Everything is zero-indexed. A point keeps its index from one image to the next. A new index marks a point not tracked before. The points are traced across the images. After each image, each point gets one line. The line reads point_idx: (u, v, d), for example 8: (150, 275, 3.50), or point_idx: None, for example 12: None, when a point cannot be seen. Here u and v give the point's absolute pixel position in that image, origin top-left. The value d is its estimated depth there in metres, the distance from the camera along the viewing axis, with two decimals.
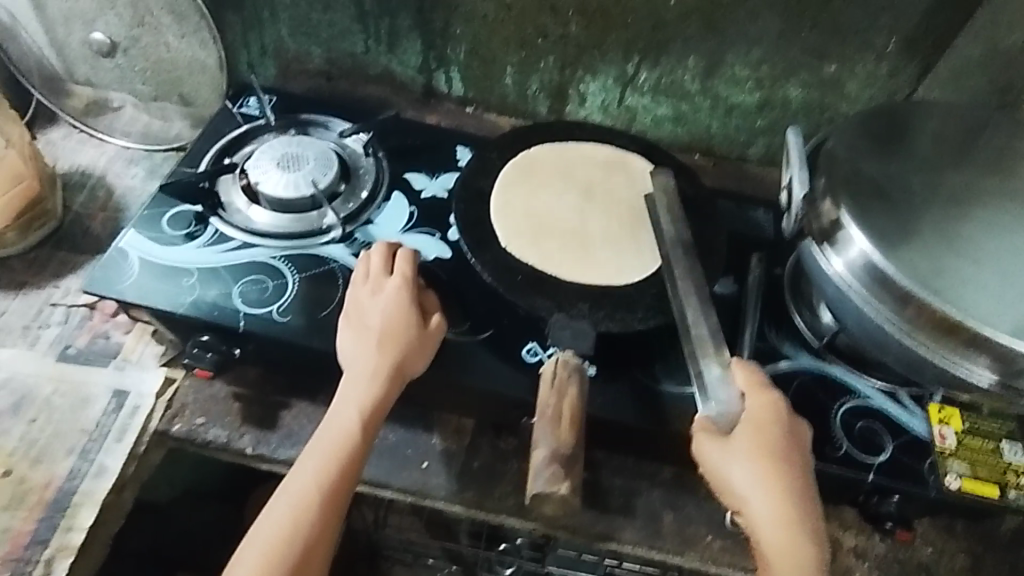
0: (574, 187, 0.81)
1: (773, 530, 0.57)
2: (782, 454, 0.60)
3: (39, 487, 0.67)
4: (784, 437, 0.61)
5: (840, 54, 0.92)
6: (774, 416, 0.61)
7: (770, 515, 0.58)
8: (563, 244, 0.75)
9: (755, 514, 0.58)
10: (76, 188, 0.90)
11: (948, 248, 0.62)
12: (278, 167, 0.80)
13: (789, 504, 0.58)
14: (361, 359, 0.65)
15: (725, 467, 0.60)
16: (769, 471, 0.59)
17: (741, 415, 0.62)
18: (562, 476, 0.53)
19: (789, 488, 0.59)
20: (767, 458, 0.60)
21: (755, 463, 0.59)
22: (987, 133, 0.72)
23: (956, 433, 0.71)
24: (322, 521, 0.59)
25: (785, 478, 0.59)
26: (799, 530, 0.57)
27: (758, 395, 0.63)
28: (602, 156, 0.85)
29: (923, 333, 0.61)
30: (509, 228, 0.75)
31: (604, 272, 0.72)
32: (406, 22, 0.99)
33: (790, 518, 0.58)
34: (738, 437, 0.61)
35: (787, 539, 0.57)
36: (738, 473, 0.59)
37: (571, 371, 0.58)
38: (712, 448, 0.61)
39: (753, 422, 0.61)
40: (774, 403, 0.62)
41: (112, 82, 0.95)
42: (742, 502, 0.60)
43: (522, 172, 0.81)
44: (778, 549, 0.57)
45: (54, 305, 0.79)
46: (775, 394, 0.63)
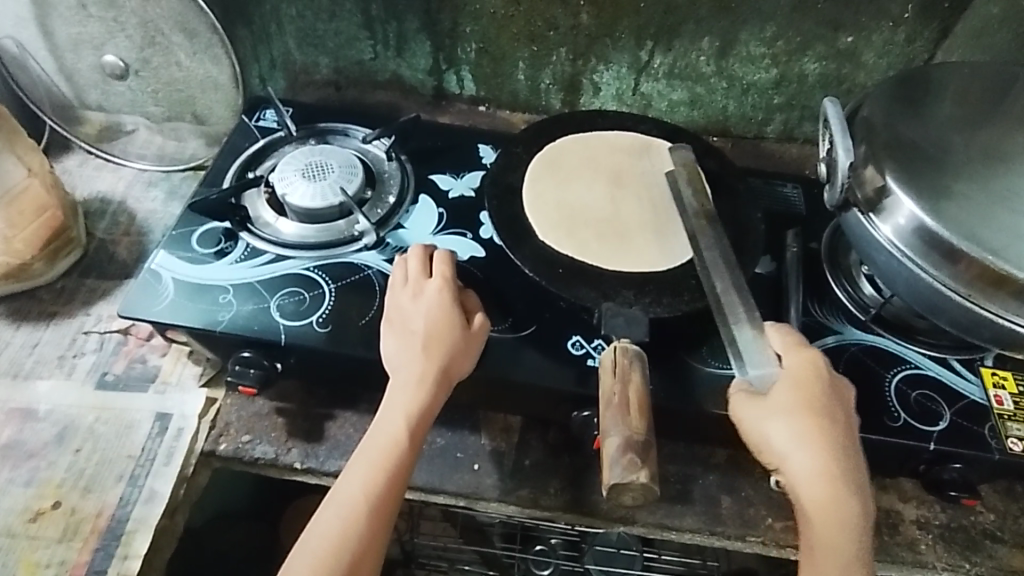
0: (604, 176, 0.80)
1: (815, 486, 0.55)
2: (824, 408, 0.58)
3: (92, 516, 0.66)
4: (826, 393, 0.59)
5: (856, 24, 0.91)
6: (813, 372, 0.60)
7: (812, 472, 0.56)
8: (599, 233, 0.74)
9: (796, 471, 0.56)
10: (96, 215, 0.89)
11: (1000, 204, 0.61)
12: (304, 178, 0.79)
13: (832, 459, 0.56)
14: (407, 363, 0.63)
15: (764, 425, 0.58)
16: (812, 427, 0.57)
17: (782, 374, 0.60)
18: (639, 463, 0.52)
19: (833, 444, 0.57)
20: (809, 414, 0.58)
21: (797, 419, 0.57)
22: (1020, 88, 0.71)
23: (1013, 396, 0.72)
24: (371, 531, 0.57)
25: (828, 433, 0.57)
26: (843, 486, 0.56)
27: (795, 353, 0.61)
28: (627, 142, 0.84)
29: (979, 292, 0.59)
30: (545, 221, 0.74)
31: (643, 258, 0.71)
32: (414, 24, 0.98)
33: (833, 473, 0.56)
34: (779, 394, 0.59)
35: (830, 494, 0.55)
36: (777, 431, 0.57)
37: (631, 358, 0.59)
38: (750, 408, 0.59)
39: (793, 378, 0.59)
40: (814, 361, 0.60)
41: (124, 106, 0.95)
42: (781, 460, 0.57)
43: (549, 164, 0.80)
44: (820, 504, 0.55)
45: (87, 333, 0.78)
46: (813, 353, 0.61)
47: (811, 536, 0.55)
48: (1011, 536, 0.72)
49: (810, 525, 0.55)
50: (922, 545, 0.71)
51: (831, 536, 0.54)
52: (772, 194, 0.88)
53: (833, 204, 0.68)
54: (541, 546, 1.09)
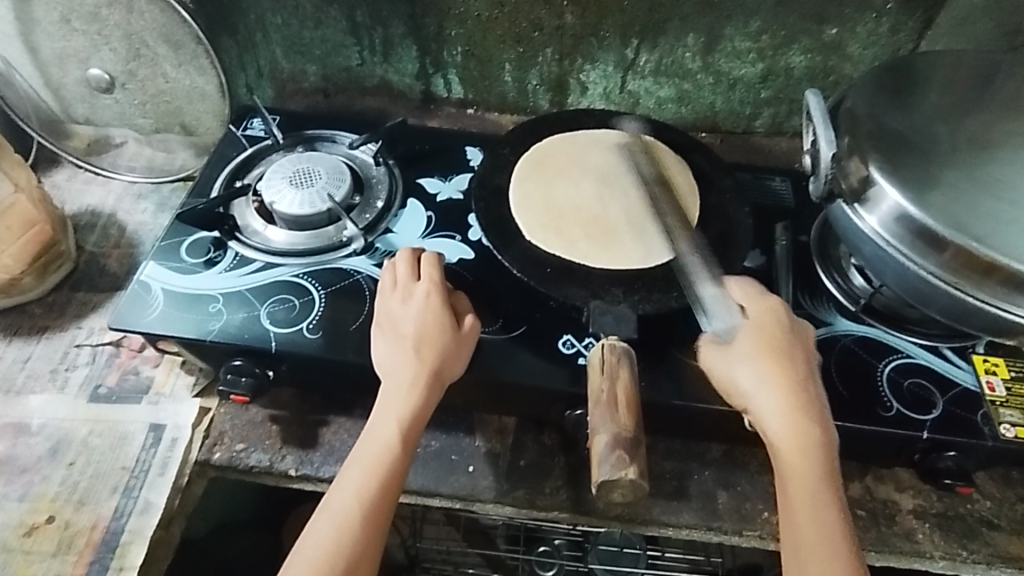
0: (593, 174, 0.80)
1: (780, 418, 0.58)
2: (785, 350, 0.61)
3: (87, 529, 0.66)
4: (786, 336, 0.63)
5: (839, 16, 0.91)
6: (771, 318, 0.64)
7: (777, 409, 0.59)
8: (588, 231, 0.74)
9: (761, 408, 0.59)
10: (87, 228, 0.90)
11: (984, 192, 0.61)
12: (292, 186, 0.79)
13: (795, 392, 0.59)
14: (398, 368, 0.63)
15: (729, 367, 0.61)
16: (773, 364, 0.60)
17: (744, 324, 0.64)
18: (628, 459, 0.52)
19: (795, 379, 0.60)
20: (770, 353, 0.61)
21: (759, 359, 0.61)
22: (1003, 75, 0.71)
23: (1005, 382, 0.72)
24: (366, 538, 0.56)
25: (790, 371, 0.60)
26: (806, 415, 0.58)
27: (754, 303, 0.65)
28: (615, 140, 0.84)
29: (967, 280, 0.59)
30: (531, 220, 0.74)
31: (633, 255, 0.71)
32: (400, 29, 0.98)
33: (797, 406, 0.58)
34: (741, 341, 0.63)
35: (795, 425, 0.58)
36: (741, 372, 0.61)
37: (619, 355, 0.59)
38: (716, 356, 0.63)
39: (754, 325, 0.63)
40: (772, 308, 0.65)
41: (111, 119, 0.94)
42: (749, 399, 0.60)
43: (537, 165, 0.80)
44: (787, 436, 0.57)
45: (79, 346, 0.79)
46: (772, 302, 0.65)
47: (783, 470, 0.57)
48: (1008, 522, 0.72)
49: (781, 457, 0.57)
50: (919, 535, 0.70)
51: (800, 466, 0.56)
52: (760, 187, 0.89)
53: (818, 196, 0.69)
54: (545, 547, 1.08)
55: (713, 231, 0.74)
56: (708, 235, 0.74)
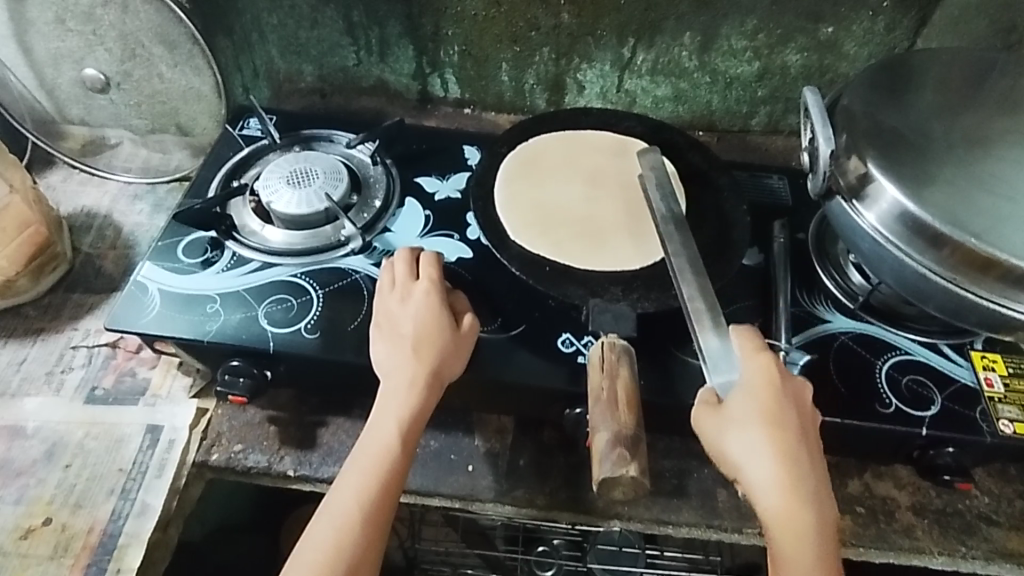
0: (580, 176, 0.80)
1: (774, 499, 0.54)
2: (781, 417, 0.57)
3: (83, 532, 0.65)
4: (783, 400, 0.58)
5: (835, 15, 0.91)
6: (769, 379, 0.58)
7: (772, 485, 0.55)
8: (575, 232, 0.74)
9: (755, 483, 0.55)
10: (82, 229, 0.89)
11: (981, 188, 0.61)
12: (289, 185, 0.78)
13: (790, 467, 0.55)
14: (397, 368, 0.63)
15: (722, 436, 0.57)
16: (769, 436, 0.56)
17: (740, 384, 0.59)
18: (629, 457, 0.52)
19: (790, 452, 0.56)
20: (766, 423, 0.56)
21: (755, 430, 0.56)
22: (998, 72, 0.71)
23: (1002, 378, 0.72)
24: (365, 539, 0.56)
25: (786, 442, 0.56)
26: (800, 494, 0.54)
27: (752, 358, 0.60)
28: (603, 142, 0.84)
29: (965, 276, 0.60)
30: (518, 221, 0.74)
31: (619, 256, 0.72)
32: (397, 29, 0.98)
33: (793, 485, 0.54)
34: (736, 405, 0.57)
35: (790, 506, 0.54)
36: (734, 443, 0.56)
37: (619, 353, 0.59)
38: (708, 421, 0.58)
39: (751, 388, 0.58)
40: (770, 367, 0.59)
41: (106, 120, 0.94)
42: (740, 471, 0.56)
43: (525, 164, 0.80)
44: (782, 516, 0.54)
45: (75, 348, 0.78)
46: (770, 358, 0.60)
47: (775, 552, 0.54)
48: (1006, 518, 0.72)
49: (772, 538, 0.54)
50: (918, 532, 0.70)
51: (792, 552, 0.53)
52: (758, 185, 0.89)
53: (816, 192, 0.69)
54: (543, 547, 1.08)
55: (710, 229, 0.75)
56: (705, 233, 0.74)
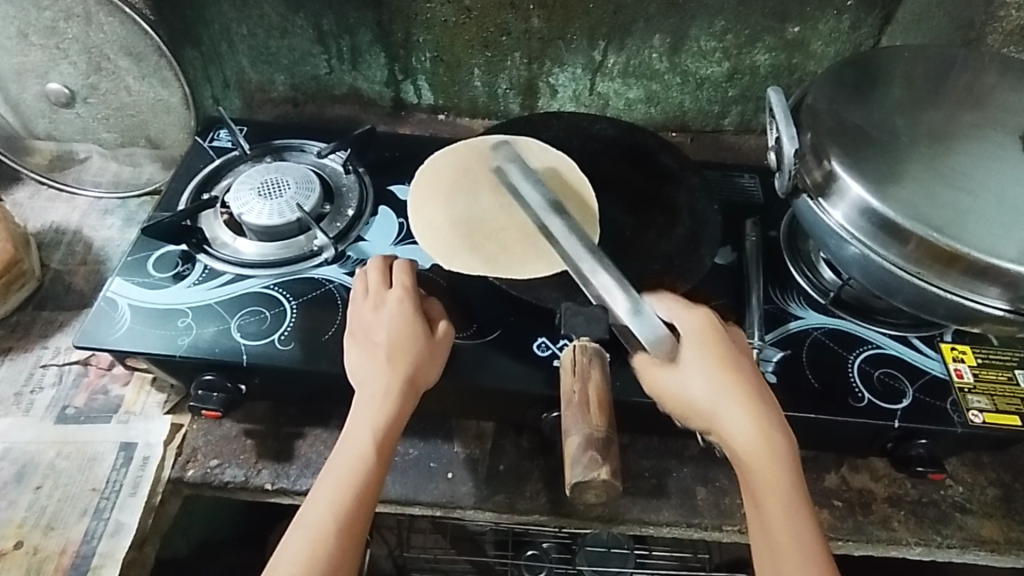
0: (513, 177, 0.79)
1: (742, 430, 0.57)
2: (733, 360, 0.61)
3: (56, 554, 0.64)
4: (726, 342, 0.62)
5: (801, 14, 0.92)
6: (711, 328, 0.63)
7: (737, 423, 0.58)
8: (502, 243, 0.73)
9: (724, 423, 0.58)
10: (52, 246, 0.88)
11: (942, 182, 0.62)
12: (260, 197, 0.78)
13: (749, 398, 0.59)
14: (371, 377, 0.63)
15: (680, 384, 0.60)
16: (721, 374, 0.60)
17: (681, 335, 0.63)
18: (600, 460, 0.52)
19: (745, 384, 0.60)
20: (716, 363, 0.60)
21: (708, 371, 0.60)
22: (958, 68, 0.72)
23: (972, 368, 0.73)
24: (341, 551, 0.55)
25: (739, 376, 0.60)
26: (765, 423, 0.58)
27: (688, 314, 0.64)
28: (496, 142, 0.82)
29: (929, 270, 0.60)
30: (444, 247, 0.74)
31: (549, 259, 0.71)
32: (367, 37, 0.97)
33: (755, 415, 0.58)
34: (685, 354, 0.61)
35: (760, 439, 0.57)
36: (695, 388, 0.59)
37: (591, 356, 0.59)
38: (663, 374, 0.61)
39: (696, 336, 0.62)
40: (706, 315, 0.64)
41: (75, 133, 0.93)
42: (705, 415, 0.59)
43: (458, 175, 0.80)
44: (754, 450, 0.57)
45: (45, 366, 0.77)
46: (703, 308, 0.65)
47: (752, 483, 0.56)
48: (979, 506, 0.73)
49: (749, 469, 0.57)
50: (895, 523, 0.71)
51: (768, 476, 0.56)
52: (730, 184, 0.90)
53: (782, 190, 0.68)
54: (533, 551, 1.08)
55: (682, 229, 0.75)
56: (676, 234, 0.75)
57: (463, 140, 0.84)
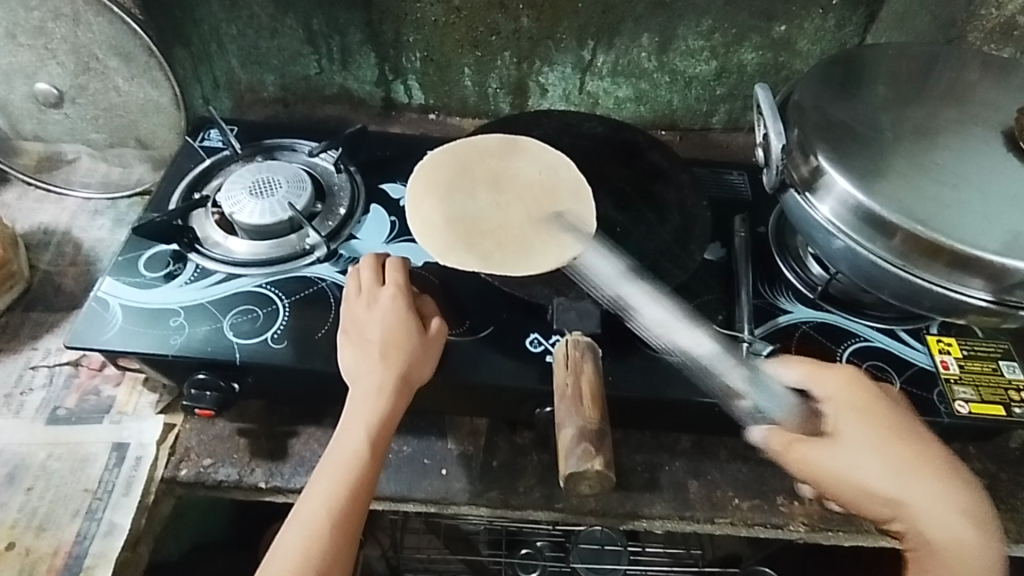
0: (510, 176, 0.79)
1: (929, 514, 0.60)
2: (899, 430, 0.63)
3: (48, 555, 0.64)
4: (887, 411, 0.64)
5: (787, 13, 0.94)
6: (866, 393, 0.64)
7: (935, 497, 0.61)
8: (500, 241, 0.74)
9: (899, 503, 0.61)
10: (41, 247, 0.87)
11: (925, 177, 0.63)
12: (251, 196, 0.78)
13: (921, 480, 0.61)
14: (365, 373, 0.63)
15: (844, 463, 0.61)
16: (886, 454, 0.61)
17: (834, 404, 0.65)
18: (593, 451, 0.52)
19: (917, 463, 0.61)
20: (885, 442, 0.62)
21: (873, 451, 0.61)
22: (940, 65, 0.74)
23: (957, 360, 0.74)
24: (337, 546, 0.56)
25: (909, 454, 0.61)
26: (942, 506, 0.60)
27: (834, 378, 0.65)
28: (494, 144, 0.82)
29: (914, 263, 0.62)
30: (441, 245, 0.74)
31: (546, 257, 0.72)
32: (357, 37, 0.98)
33: (930, 496, 0.60)
34: (844, 432, 0.63)
35: (960, 513, 0.60)
36: (865, 469, 0.61)
37: (583, 350, 0.60)
38: (821, 450, 0.62)
39: (854, 408, 0.64)
40: (857, 380, 0.65)
41: (62, 134, 0.92)
42: (872, 494, 0.61)
43: (455, 173, 0.80)
44: (954, 531, 0.59)
45: (35, 367, 0.76)
46: (848, 369, 0.66)
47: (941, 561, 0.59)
48: None
49: (934, 552, 0.59)
50: None
51: (963, 557, 0.58)
52: (718, 181, 0.91)
53: (770, 186, 0.70)
54: (527, 550, 1.08)
55: (672, 225, 0.76)
56: (667, 230, 0.76)
57: (458, 138, 0.83)
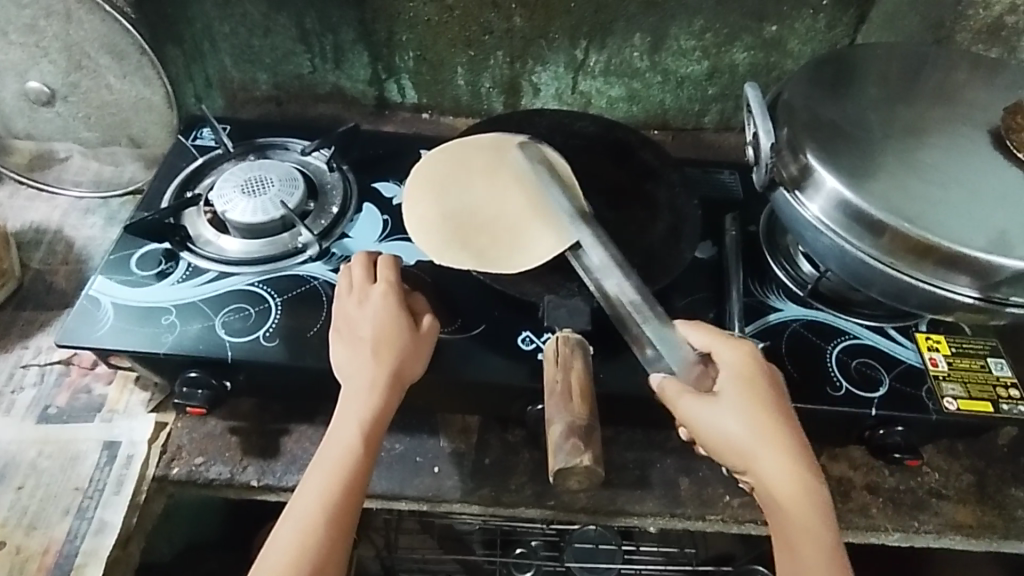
0: (504, 171, 0.80)
1: (785, 483, 0.56)
2: (772, 398, 0.59)
3: (39, 553, 0.64)
4: (769, 382, 0.60)
5: (778, 14, 0.94)
6: (753, 361, 0.61)
7: (783, 471, 0.56)
8: (493, 237, 0.74)
9: (761, 470, 0.56)
10: (32, 245, 0.87)
11: (913, 175, 0.64)
12: (243, 194, 0.78)
13: (791, 449, 0.57)
14: (357, 371, 0.63)
15: (718, 422, 0.58)
16: (762, 420, 0.57)
17: (725, 370, 0.60)
18: (583, 446, 0.53)
19: (785, 432, 0.58)
20: (758, 408, 0.58)
21: (747, 414, 0.58)
22: (928, 65, 0.74)
23: (946, 357, 0.75)
24: (329, 543, 0.56)
25: (779, 424, 0.58)
26: (808, 475, 0.56)
27: (727, 347, 0.62)
28: (487, 142, 0.83)
29: (902, 260, 0.62)
30: (435, 243, 0.75)
31: (539, 250, 0.72)
32: (350, 36, 0.98)
33: (796, 466, 0.56)
34: (723, 392, 0.59)
35: (795, 482, 0.56)
36: (732, 429, 0.57)
37: (573, 346, 0.60)
38: (699, 407, 0.58)
39: (738, 374, 0.60)
40: (750, 352, 0.61)
41: (54, 133, 0.93)
42: (745, 458, 0.57)
43: (450, 173, 0.81)
44: (793, 498, 0.55)
45: (26, 366, 0.76)
46: (745, 343, 0.62)
47: (786, 532, 0.55)
48: (954, 492, 0.75)
49: (783, 517, 0.56)
50: (873, 510, 0.73)
51: (804, 527, 0.55)
52: (710, 180, 0.92)
53: (760, 183, 0.70)
54: (521, 549, 1.08)
55: (663, 224, 0.77)
56: (658, 229, 0.76)
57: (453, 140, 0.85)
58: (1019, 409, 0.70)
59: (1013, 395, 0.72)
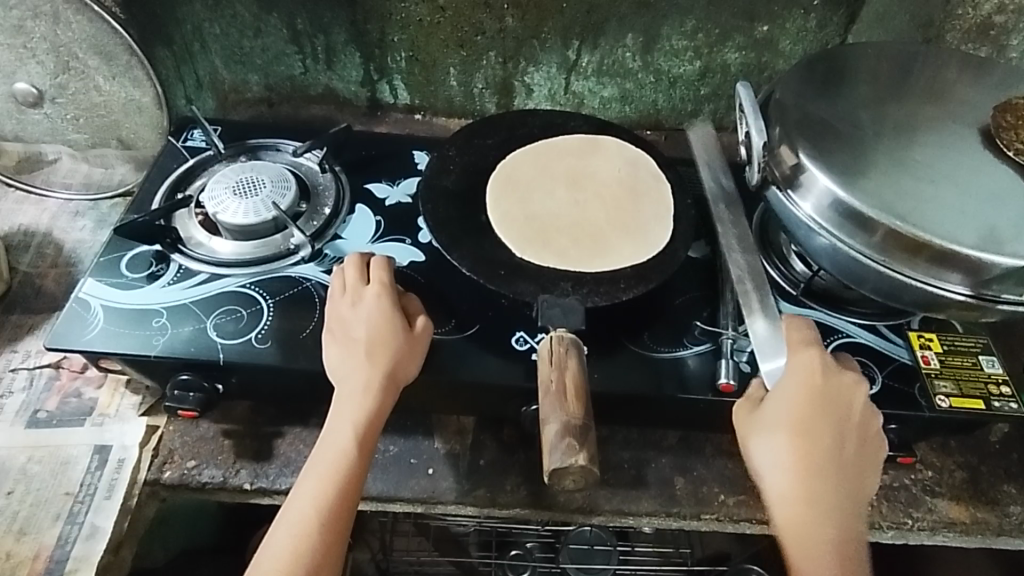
0: (566, 179, 0.82)
1: (786, 509, 0.60)
2: (809, 424, 0.60)
3: (29, 559, 0.63)
4: (813, 406, 0.61)
5: (769, 14, 0.95)
6: (803, 384, 0.61)
7: (788, 496, 0.60)
8: (573, 238, 0.75)
9: (772, 492, 0.61)
10: (20, 249, 0.86)
11: (904, 173, 0.64)
12: (234, 195, 0.77)
13: (804, 478, 0.60)
14: (351, 372, 0.63)
15: (750, 439, 0.63)
16: (785, 446, 0.61)
17: (776, 387, 0.63)
18: (577, 446, 0.53)
19: (806, 461, 0.60)
20: (788, 434, 0.61)
21: (775, 438, 0.61)
22: (919, 64, 0.75)
23: (938, 355, 0.75)
24: (323, 546, 0.55)
25: (802, 452, 0.60)
26: (813, 506, 0.59)
27: (794, 358, 0.63)
28: (542, 149, 0.84)
29: (894, 258, 0.62)
30: (516, 237, 0.74)
31: (624, 252, 0.74)
32: (342, 37, 0.97)
33: (803, 497, 0.60)
34: (765, 411, 0.62)
35: (795, 510, 0.60)
36: (757, 442, 0.62)
37: (567, 346, 0.60)
38: (742, 419, 0.64)
39: (783, 395, 0.62)
40: (808, 368, 0.62)
41: (42, 134, 0.91)
42: (764, 476, 0.62)
43: (512, 174, 0.81)
44: (790, 526, 0.59)
45: (15, 370, 0.75)
46: (813, 355, 0.62)
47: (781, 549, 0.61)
48: (947, 489, 0.75)
49: (781, 538, 0.60)
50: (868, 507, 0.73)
51: (796, 553, 0.59)
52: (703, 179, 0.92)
53: (754, 183, 0.71)
54: (517, 550, 1.08)
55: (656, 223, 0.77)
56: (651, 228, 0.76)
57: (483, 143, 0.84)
58: (1010, 406, 0.71)
59: (1004, 392, 0.72)
